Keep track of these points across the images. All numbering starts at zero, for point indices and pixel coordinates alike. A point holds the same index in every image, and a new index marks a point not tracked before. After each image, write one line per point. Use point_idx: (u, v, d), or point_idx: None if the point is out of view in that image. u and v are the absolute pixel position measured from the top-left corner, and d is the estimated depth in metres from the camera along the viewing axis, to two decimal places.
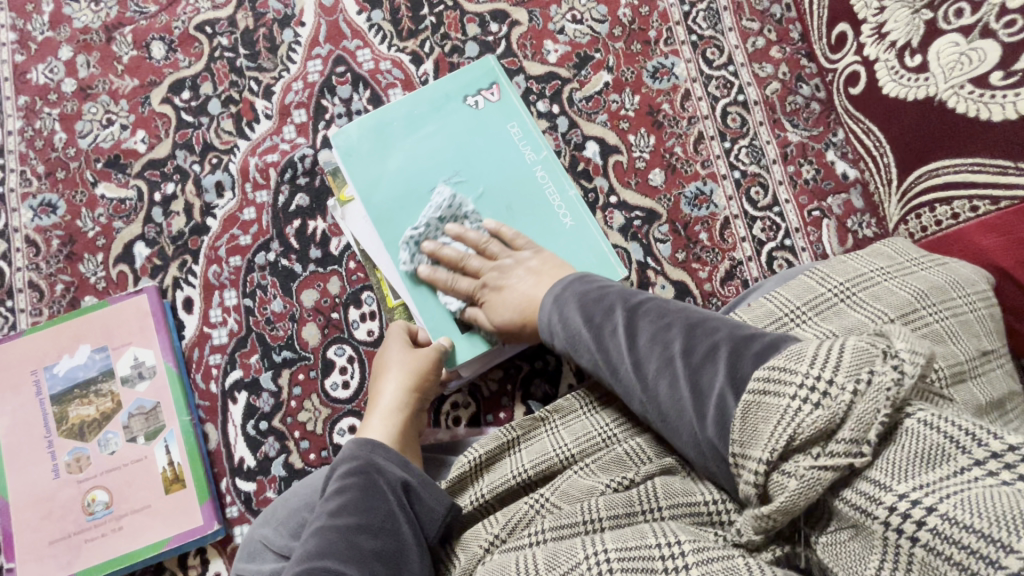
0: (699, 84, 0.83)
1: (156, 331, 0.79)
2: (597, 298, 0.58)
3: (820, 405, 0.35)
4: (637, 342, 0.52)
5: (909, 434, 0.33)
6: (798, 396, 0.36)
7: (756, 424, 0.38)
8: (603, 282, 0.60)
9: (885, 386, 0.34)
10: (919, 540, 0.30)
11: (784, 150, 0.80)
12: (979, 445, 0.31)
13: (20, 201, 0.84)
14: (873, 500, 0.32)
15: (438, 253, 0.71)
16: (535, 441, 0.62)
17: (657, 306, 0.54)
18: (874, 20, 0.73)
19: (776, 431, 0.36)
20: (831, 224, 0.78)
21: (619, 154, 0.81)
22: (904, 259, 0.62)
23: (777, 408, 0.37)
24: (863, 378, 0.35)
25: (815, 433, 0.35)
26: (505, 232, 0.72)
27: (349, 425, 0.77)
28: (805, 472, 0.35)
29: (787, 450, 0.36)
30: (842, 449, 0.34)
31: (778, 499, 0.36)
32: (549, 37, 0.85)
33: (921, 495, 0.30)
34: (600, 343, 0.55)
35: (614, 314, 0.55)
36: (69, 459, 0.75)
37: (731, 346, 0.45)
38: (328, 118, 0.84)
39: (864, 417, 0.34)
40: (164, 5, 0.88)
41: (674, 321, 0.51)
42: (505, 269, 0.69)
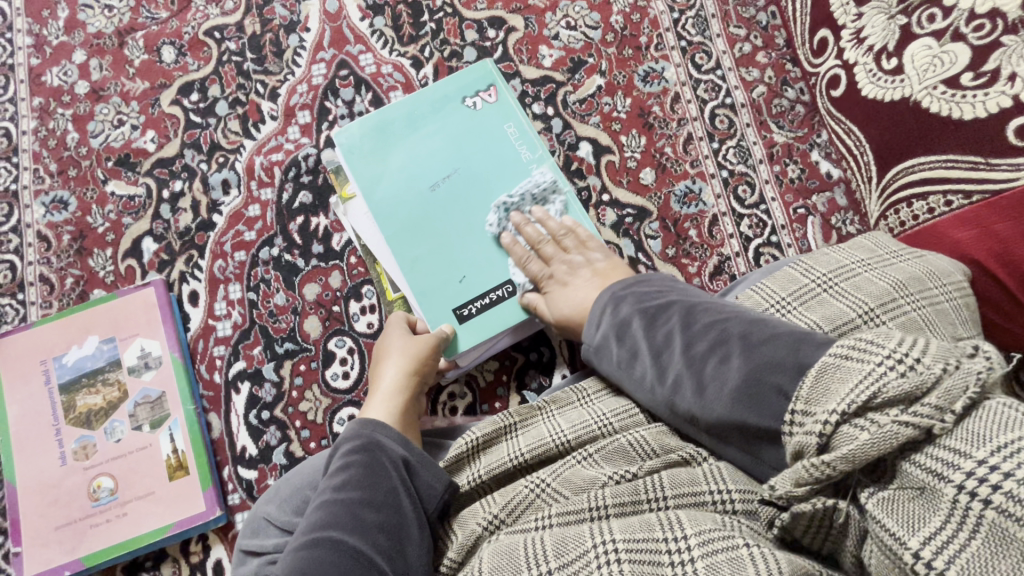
0: (688, 87, 0.86)
1: (163, 323, 0.81)
2: (653, 297, 0.62)
3: (907, 374, 0.37)
4: (691, 328, 0.55)
5: (989, 409, 0.35)
6: (885, 363, 0.38)
7: (833, 384, 0.40)
8: (662, 286, 0.64)
9: (974, 371, 0.36)
10: (991, 504, 0.31)
11: (770, 150, 0.83)
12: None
13: (33, 198, 0.87)
14: (950, 465, 0.33)
15: (523, 230, 0.76)
16: (530, 427, 0.65)
17: (716, 304, 0.57)
18: (852, 26, 0.75)
19: (857, 388, 0.38)
20: (816, 221, 0.81)
21: (611, 154, 0.85)
22: (883, 252, 0.64)
23: (859, 370, 0.39)
24: (952, 362, 0.37)
25: (900, 395, 0.37)
26: (579, 231, 0.75)
27: (349, 414, 0.79)
28: (884, 425, 0.36)
29: (865, 407, 0.37)
30: (928, 412, 0.35)
31: (846, 448, 0.37)
32: (544, 42, 0.89)
33: (1000, 461, 0.32)
34: (651, 329, 0.59)
35: (671, 307, 0.59)
36: (75, 447, 0.77)
37: (793, 335, 0.47)
38: (331, 119, 0.87)
39: (953, 390, 0.36)
40: (175, 12, 0.92)
41: (732, 314, 0.54)
42: (575, 266, 0.73)
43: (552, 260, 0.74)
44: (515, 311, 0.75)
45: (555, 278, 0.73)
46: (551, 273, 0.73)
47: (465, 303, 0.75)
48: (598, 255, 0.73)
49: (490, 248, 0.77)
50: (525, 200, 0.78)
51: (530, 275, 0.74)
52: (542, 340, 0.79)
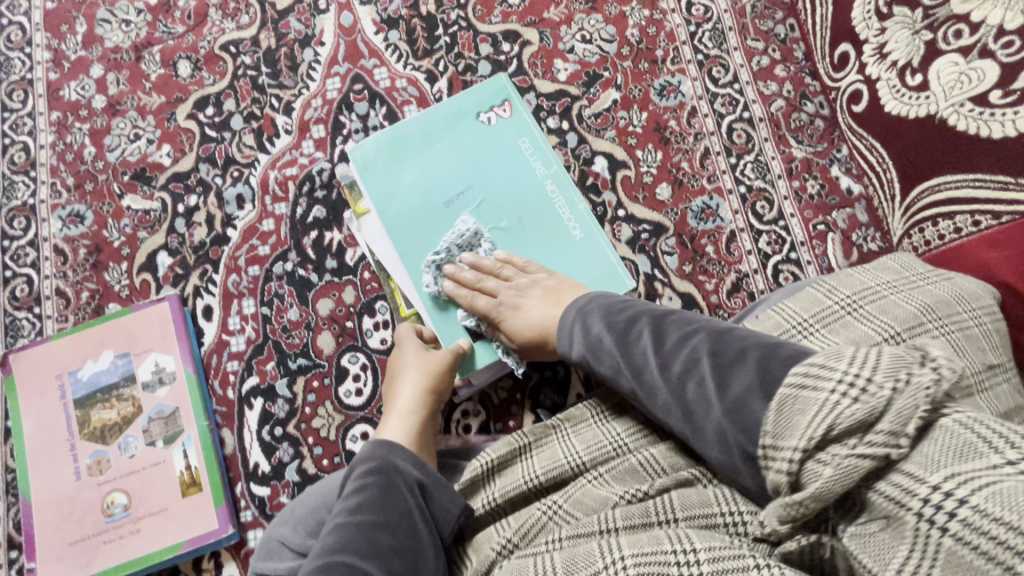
0: (705, 101, 0.85)
1: (177, 339, 0.81)
2: (620, 311, 0.60)
3: (859, 399, 0.36)
4: (663, 347, 0.54)
5: (943, 431, 0.34)
6: (838, 389, 0.37)
7: (794, 415, 0.39)
8: (630, 297, 0.63)
9: (923, 386, 0.35)
10: (949, 531, 0.30)
11: (789, 165, 0.82)
12: (1013, 446, 0.31)
13: (50, 212, 0.87)
14: (907, 492, 0.33)
15: (458, 278, 0.73)
16: (545, 447, 0.63)
17: (683, 316, 0.56)
18: (874, 41, 0.78)
19: (814, 421, 0.37)
20: (836, 238, 0.79)
21: (627, 169, 0.84)
22: (910, 274, 0.63)
23: (815, 400, 0.38)
24: (901, 377, 0.36)
25: (854, 424, 0.36)
26: (516, 260, 0.74)
27: (362, 431, 0.78)
28: (841, 461, 0.36)
29: (824, 440, 0.37)
30: (881, 440, 0.35)
31: (811, 485, 0.36)
32: (559, 56, 0.88)
33: (954, 487, 0.31)
34: (624, 347, 0.57)
35: (640, 322, 0.57)
36: (89, 462, 0.77)
37: (760, 351, 0.47)
38: (345, 133, 0.87)
39: (904, 411, 0.35)
40: (191, 26, 0.92)
41: (700, 328, 0.53)
42: (523, 289, 0.71)
43: (496, 293, 0.71)
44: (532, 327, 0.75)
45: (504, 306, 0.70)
46: (501, 301, 0.71)
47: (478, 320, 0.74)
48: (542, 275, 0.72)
49: None
50: (452, 254, 0.75)
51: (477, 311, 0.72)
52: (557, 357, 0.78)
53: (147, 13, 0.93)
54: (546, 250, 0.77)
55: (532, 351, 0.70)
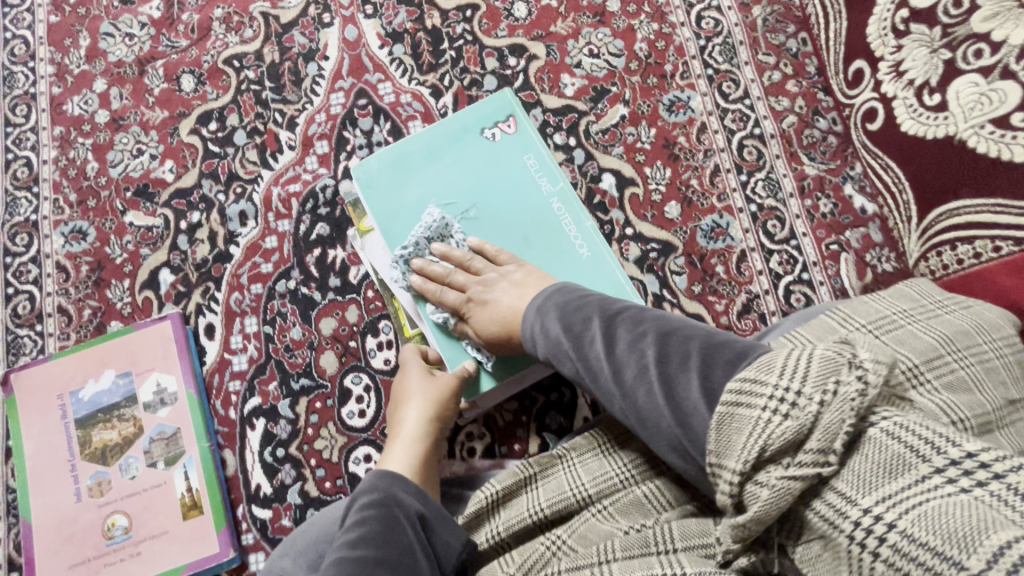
0: (715, 117, 0.84)
1: (179, 358, 0.80)
2: (573, 311, 0.58)
3: (789, 415, 0.35)
4: (614, 352, 0.52)
5: (872, 443, 0.33)
6: (769, 406, 0.36)
7: (731, 434, 0.37)
8: (584, 292, 0.61)
9: (849, 397, 0.34)
10: (881, 556, 0.30)
11: (801, 183, 0.80)
12: (938, 452, 0.31)
13: (52, 228, 0.87)
14: (839, 513, 0.32)
15: (427, 270, 0.73)
16: (550, 479, 0.62)
17: (633, 314, 0.54)
18: (891, 58, 0.75)
19: (748, 442, 0.36)
20: (849, 258, 0.78)
21: (635, 187, 0.82)
22: (927, 302, 0.62)
23: (749, 419, 0.37)
24: (829, 388, 0.35)
25: (784, 444, 0.35)
26: (486, 250, 0.74)
27: (365, 453, 0.77)
28: (776, 482, 0.34)
29: (758, 462, 0.35)
30: (810, 459, 0.34)
31: (751, 509, 0.35)
32: (566, 70, 0.87)
33: (884, 511, 0.30)
34: (580, 352, 0.55)
35: (590, 325, 0.56)
36: (91, 483, 0.76)
37: (704, 355, 0.46)
38: (349, 149, 0.86)
39: (831, 427, 0.34)
40: (195, 40, 0.91)
41: (649, 329, 0.51)
42: (490, 283, 0.70)
43: (465, 286, 0.70)
44: None
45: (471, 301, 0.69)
46: (469, 296, 0.70)
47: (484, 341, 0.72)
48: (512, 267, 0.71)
49: None
50: (420, 247, 0.74)
51: (447, 306, 0.71)
52: (564, 380, 0.77)
53: (150, 27, 0.92)
54: (553, 268, 0.75)
55: (500, 347, 0.68)
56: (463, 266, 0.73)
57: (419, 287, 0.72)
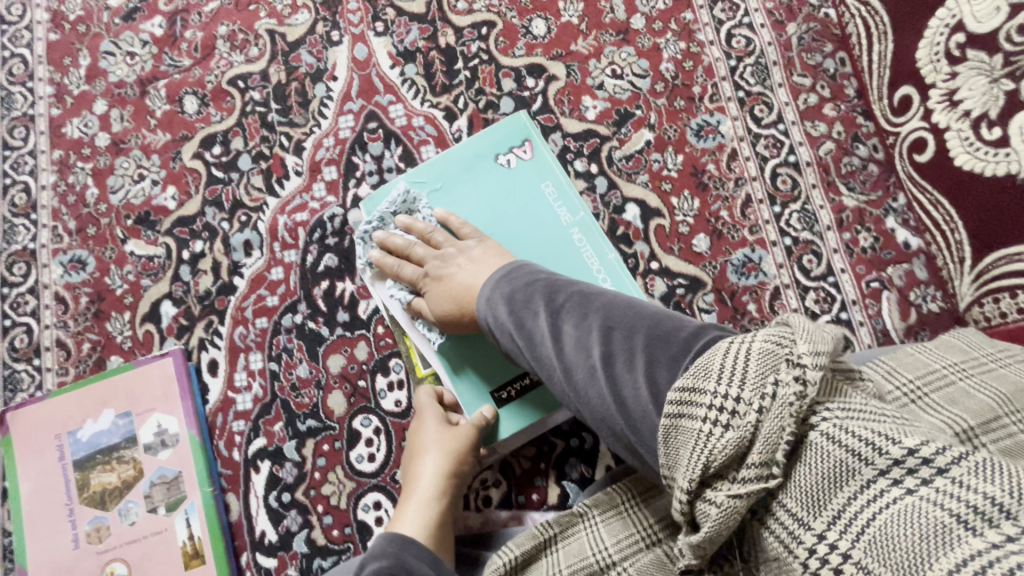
0: (747, 143, 0.78)
1: (180, 397, 0.77)
2: (522, 303, 0.54)
3: (729, 426, 0.32)
4: (562, 350, 0.49)
5: (814, 450, 0.30)
6: (708, 418, 0.33)
7: (677, 448, 0.35)
8: (531, 276, 0.57)
9: (787, 400, 0.31)
10: None
11: (839, 215, 0.75)
12: (881, 453, 0.28)
13: (51, 257, 0.83)
14: (793, 538, 0.30)
15: (388, 243, 0.71)
16: (571, 540, 0.58)
17: (579, 303, 0.51)
18: (943, 85, 0.73)
19: (691, 459, 0.33)
20: (891, 296, 0.72)
21: (660, 218, 0.77)
22: (979, 355, 0.56)
23: (692, 433, 0.34)
24: (767, 392, 0.32)
25: (726, 460, 0.32)
26: (450, 223, 0.71)
27: (374, 500, 0.73)
28: (723, 501, 0.32)
29: (704, 479, 0.33)
30: (754, 475, 0.31)
31: (703, 529, 0.33)
32: (587, 92, 0.82)
33: (837, 537, 0.28)
34: (533, 352, 0.51)
35: (537, 318, 0.52)
36: (89, 528, 0.73)
37: (648, 352, 0.43)
38: (358, 175, 0.82)
39: (771, 437, 0.31)
40: (198, 59, 0.87)
41: (594, 323, 0.48)
42: (448, 258, 0.66)
43: (423, 260, 0.68)
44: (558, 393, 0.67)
45: (428, 276, 0.67)
46: (426, 272, 0.67)
47: (502, 385, 0.68)
48: (473, 243, 0.67)
49: None
50: (386, 222, 0.73)
51: (404, 282, 0.69)
52: (584, 426, 0.72)
53: (152, 45, 0.88)
54: None
55: (453, 326, 0.64)
56: (422, 240, 0.70)
57: (378, 261, 0.71)
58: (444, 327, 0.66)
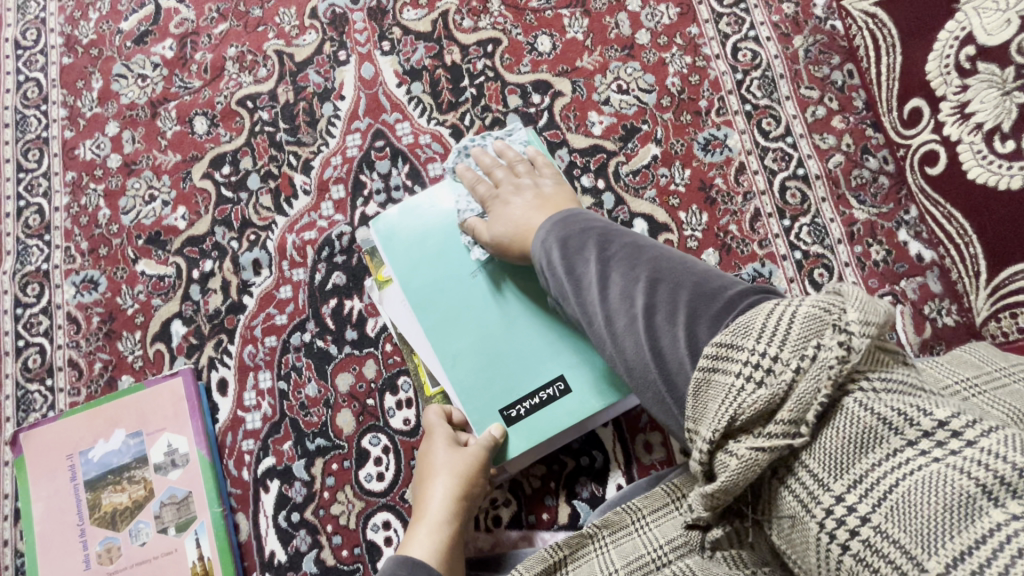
0: (754, 156, 0.78)
1: (190, 416, 0.77)
2: (575, 249, 0.55)
3: (763, 384, 0.32)
4: (607, 297, 0.50)
5: (846, 415, 0.30)
6: (743, 373, 0.33)
7: (706, 402, 0.35)
8: (585, 225, 0.57)
9: (828, 363, 0.31)
10: (850, 549, 0.28)
11: (850, 229, 0.74)
12: (911, 424, 0.28)
13: (64, 277, 0.84)
14: (812, 497, 0.30)
15: (479, 159, 0.75)
16: (581, 562, 0.58)
17: (630, 255, 0.51)
18: (955, 98, 0.73)
19: (719, 411, 0.33)
20: (906, 310, 0.71)
21: (669, 233, 0.77)
22: (993, 369, 0.53)
23: (724, 386, 0.34)
24: (807, 353, 0.31)
25: (755, 414, 0.32)
26: (538, 159, 0.74)
27: (384, 520, 0.73)
28: (745, 453, 0.32)
29: (730, 430, 0.33)
30: (781, 431, 0.31)
31: (720, 479, 0.33)
32: (593, 108, 0.82)
33: (857, 501, 0.28)
34: (579, 297, 0.52)
35: (587, 265, 0.53)
36: (99, 549, 0.73)
37: (691, 307, 0.44)
38: (366, 194, 0.82)
39: (805, 397, 0.31)
40: (208, 81, 0.88)
41: (641, 274, 0.48)
42: (520, 187, 0.70)
43: (500, 182, 0.72)
44: (566, 414, 0.67)
45: (499, 198, 0.70)
46: (498, 194, 0.71)
47: (513, 403, 0.68)
48: (548, 181, 0.72)
49: (542, 340, 0.69)
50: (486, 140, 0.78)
51: (477, 198, 0.72)
52: (594, 443, 0.72)
53: (163, 67, 0.90)
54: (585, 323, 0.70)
55: (506, 252, 0.67)
56: (501, 165, 0.74)
57: (462, 171, 0.75)
58: (493, 250, 0.68)
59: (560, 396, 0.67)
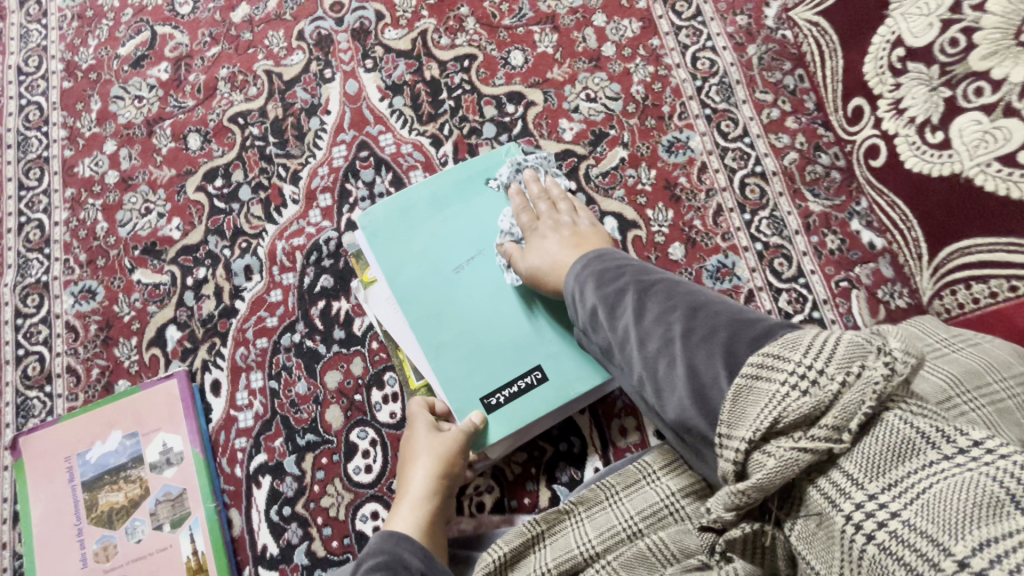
0: (715, 156, 0.83)
1: (185, 417, 0.80)
2: (612, 280, 0.58)
3: (807, 393, 0.36)
4: (642, 321, 0.51)
5: (884, 427, 0.33)
6: (788, 382, 0.37)
7: (748, 406, 0.38)
8: (620, 261, 0.60)
9: (872, 380, 0.34)
10: (874, 539, 0.30)
11: (806, 220, 0.79)
12: (947, 440, 0.31)
13: (62, 288, 0.88)
14: (841, 492, 0.32)
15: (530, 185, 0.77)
16: (558, 536, 0.61)
17: (667, 287, 0.53)
18: (890, 96, 0.78)
19: (761, 413, 0.37)
20: (861, 294, 0.76)
21: (637, 229, 0.82)
22: (933, 340, 0.61)
23: (767, 392, 0.38)
24: (851, 371, 0.35)
25: (798, 418, 0.35)
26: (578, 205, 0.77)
27: (372, 510, 0.76)
28: (784, 452, 0.35)
29: (770, 433, 0.36)
30: (823, 434, 0.34)
31: (756, 478, 0.36)
32: (564, 115, 0.87)
33: (890, 499, 0.31)
34: (612, 324, 0.55)
35: (626, 295, 0.55)
36: (96, 548, 0.76)
37: (730, 331, 0.45)
38: (352, 201, 0.87)
39: (848, 407, 0.34)
40: (201, 100, 0.94)
41: (679, 304, 0.50)
42: (559, 225, 0.73)
43: (541, 215, 0.75)
44: (543, 402, 0.71)
45: (538, 231, 0.73)
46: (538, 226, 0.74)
47: (493, 392, 0.71)
48: (584, 222, 0.75)
49: (519, 335, 0.73)
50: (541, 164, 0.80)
51: (519, 224, 0.75)
52: (572, 430, 0.75)
53: (158, 89, 0.95)
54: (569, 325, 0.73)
55: (537, 283, 0.70)
56: (546, 197, 0.76)
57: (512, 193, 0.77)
58: (527, 279, 0.71)
59: (536, 385, 0.71)
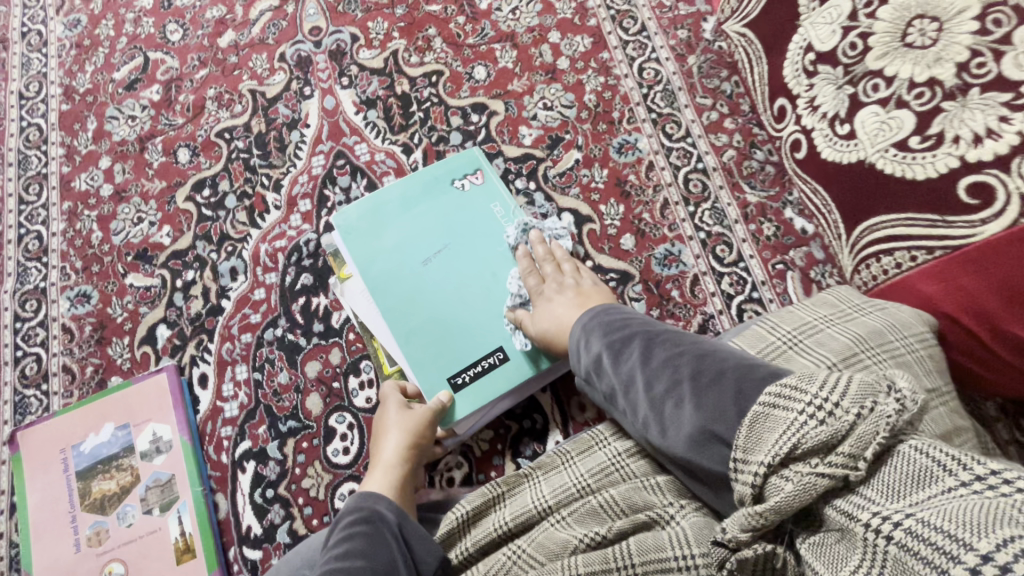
0: (661, 155, 0.91)
1: (174, 408, 0.85)
2: (618, 330, 0.64)
3: (825, 421, 0.37)
4: (648, 365, 0.57)
5: (902, 457, 0.35)
6: (806, 411, 0.39)
7: (765, 433, 0.40)
8: (628, 316, 0.67)
9: (886, 414, 0.36)
10: (893, 539, 0.32)
11: (744, 210, 0.87)
12: (963, 468, 0.33)
13: (59, 293, 0.94)
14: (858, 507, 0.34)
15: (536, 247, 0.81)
16: (516, 496, 0.66)
17: (674, 337, 0.59)
18: (806, 95, 0.79)
19: (780, 439, 0.39)
20: (795, 275, 0.84)
21: (592, 223, 0.89)
22: (847, 306, 0.68)
23: (784, 420, 0.40)
24: (866, 404, 0.37)
25: (816, 444, 0.37)
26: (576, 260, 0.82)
27: (350, 490, 0.81)
28: (803, 476, 0.37)
29: (788, 459, 0.38)
30: (841, 461, 0.36)
31: (776, 500, 0.38)
32: (524, 123, 0.95)
33: (910, 512, 0.32)
34: (618, 368, 0.60)
35: (635, 345, 0.61)
36: (89, 533, 0.80)
37: (737, 373, 0.48)
38: (329, 206, 0.94)
39: (864, 436, 0.36)
40: (190, 117, 1.01)
41: (687, 351, 0.55)
42: (564, 286, 0.76)
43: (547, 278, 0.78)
44: (505, 380, 0.77)
45: (544, 294, 0.77)
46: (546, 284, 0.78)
47: (459, 372, 0.77)
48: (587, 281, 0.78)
49: (483, 321, 0.80)
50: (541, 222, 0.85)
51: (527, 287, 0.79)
52: (535, 408, 0.81)
53: (151, 108, 1.03)
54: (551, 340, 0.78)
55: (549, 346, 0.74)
56: (550, 258, 0.80)
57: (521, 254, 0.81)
58: (537, 342, 0.74)
59: (498, 364, 0.77)
